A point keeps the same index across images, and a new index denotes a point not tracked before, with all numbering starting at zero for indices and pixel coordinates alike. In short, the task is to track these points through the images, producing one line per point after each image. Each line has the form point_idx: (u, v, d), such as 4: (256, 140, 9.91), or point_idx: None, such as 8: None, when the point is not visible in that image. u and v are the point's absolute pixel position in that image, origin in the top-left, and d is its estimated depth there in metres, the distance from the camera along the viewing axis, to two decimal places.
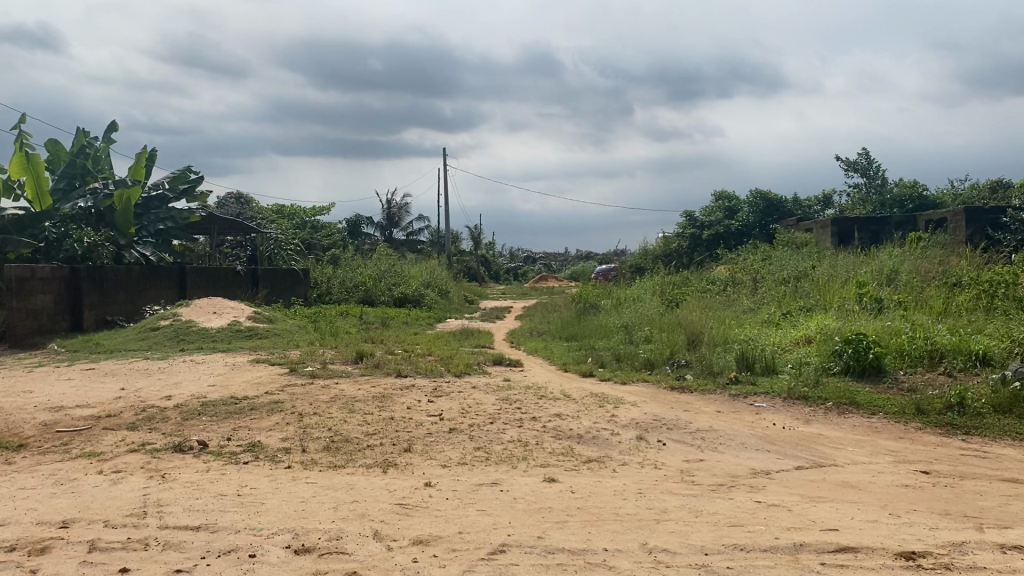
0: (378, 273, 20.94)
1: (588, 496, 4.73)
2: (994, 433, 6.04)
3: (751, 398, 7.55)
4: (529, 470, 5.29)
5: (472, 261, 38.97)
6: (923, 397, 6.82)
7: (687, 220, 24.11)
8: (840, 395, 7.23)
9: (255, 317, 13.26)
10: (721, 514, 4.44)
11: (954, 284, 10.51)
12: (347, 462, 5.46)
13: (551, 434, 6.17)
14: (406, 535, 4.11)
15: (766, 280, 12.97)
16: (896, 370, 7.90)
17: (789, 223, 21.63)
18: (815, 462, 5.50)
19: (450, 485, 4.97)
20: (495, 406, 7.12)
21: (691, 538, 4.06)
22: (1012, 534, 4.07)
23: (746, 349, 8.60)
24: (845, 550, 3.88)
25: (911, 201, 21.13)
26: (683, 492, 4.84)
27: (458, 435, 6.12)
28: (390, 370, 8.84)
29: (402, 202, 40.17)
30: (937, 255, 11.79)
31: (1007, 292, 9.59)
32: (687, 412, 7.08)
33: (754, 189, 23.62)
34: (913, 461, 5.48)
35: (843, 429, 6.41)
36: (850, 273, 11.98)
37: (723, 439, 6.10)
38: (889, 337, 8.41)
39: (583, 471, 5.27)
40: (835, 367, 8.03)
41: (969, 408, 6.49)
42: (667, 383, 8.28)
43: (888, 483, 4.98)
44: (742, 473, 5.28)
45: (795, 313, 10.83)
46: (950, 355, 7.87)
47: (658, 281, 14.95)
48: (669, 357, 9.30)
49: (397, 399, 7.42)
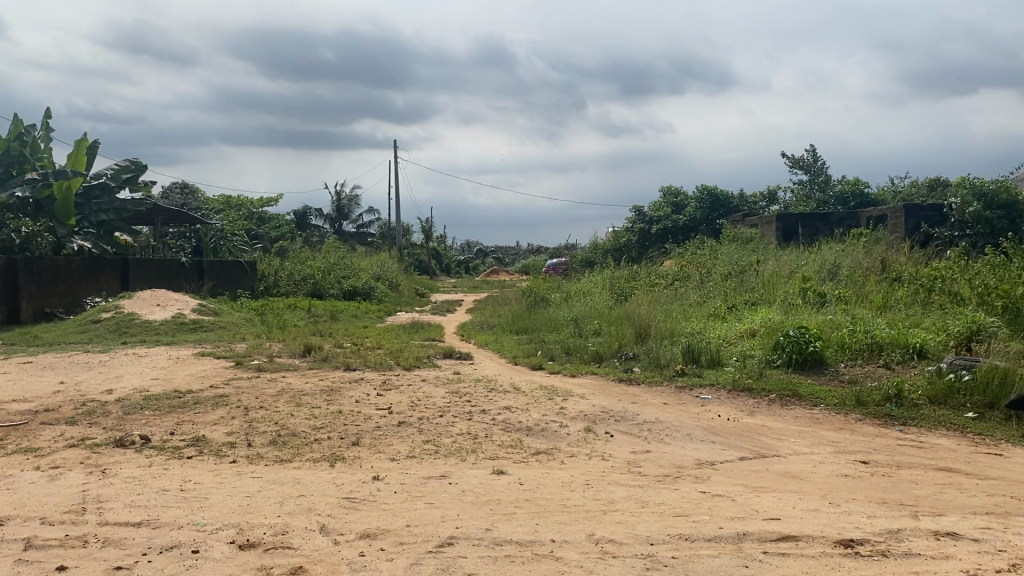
0: (327, 265, 20.84)
1: (535, 488, 4.76)
2: (930, 423, 6.23)
3: (697, 390, 7.65)
4: (478, 462, 5.29)
5: (422, 254, 38.89)
6: (862, 388, 6.98)
7: (636, 215, 24.33)
8: (784, 387, 7.36)
9: (200, 310, 13.01)
10: (666, 504, 4.50)
11: (894, 278, 10.77)
12: (294, 456, 5.41)
13: (500, 427, 6.17)
14: (353, 529, 4.09)
15: (712, 273, 13.18)
16: (838, 362, 8.07)
17: (735, 219, 21.96)
18: (758, 453, 5.61)
19: (398, 478, 4.95)
20: (445, 399, 7.10)
21: (636, 528, 4.11)
22: (945, 521, 4.20)
23: (692, 342, 8.70)
24: (786, 538, 3.96)
25: (852, 197, 21.59)
26: (630, 484, 4.89)
27: (406, 429, 6.09)
28: (338, 363, 8.77)
29: (351, 194, 39.85)
30: (878, 250, 12.07)
31: (944, 285, 9.82)
32: (634, 404, 7.14)
33: (701, 185, 23.96)
34: (852, 451, 5.62)
35: (786, 420, 6.54)
36: (792, 267, 12.23)
37: (669, 431, 6.17)
38: (830, 330, 8.57)
39: (531, 464, 5.28)
40: (778, 361, 8.15)
41: (906, 399, 6.69)
42: (615, 376, 8.33)
43: (828, 473, 5.10)
44: (687, 464, 5.36)
45: (741, 307, 11.03)
46: (888, 348, 8.08)
47: (607, 275, 15.09)
48: (618, 350, 9.39)
49: (345, 392, 7.35)
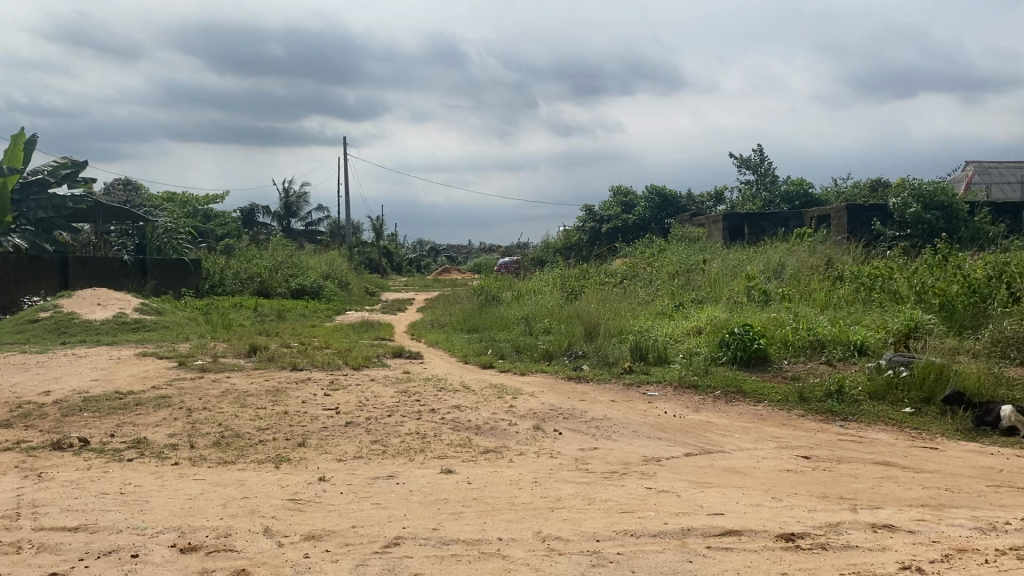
0: (274, 264, 20.45)
1: (483, 487, 4.75)
2: (869, 418, 6.38)
3: (644, 388, 7.71)
4: (426, 462, 5.26)
5: (373, 252, 38.60)
6: (804, 385, 7.12)
7: (587, 215, 24.48)
8: (729, 383, 7.47)
9: (142, 309, 12.73)
10: (612, 500, 4.53)
11: (836, 276, 11.00)
12: (238, 458, 5.32)
13: (449, 426, 6.15)
14: (298, 531, 4.04)
15: (661, 272, 13.32)
16: (780, 359, 8.21)
17: (683, 219, 22.20)
18: (703, 449, 5.68)
19: (344, 479, 4.90)
20: (393, 399, 7.04)
21: (583, 525, 4.13)
22: (882, 514, 4.30)
23: (639, 340, 8.77)
24: (729, 533, 4.02)
25: (797, 197, 22.00)
26: (577, 480, 4.91)
27: (353, 429, 6.03)
28: (285, 363, 8.64)
29: (300, 191, 39.35)
30: (821, 250, 12.31)
31: (884, 284, 10.06)
32: (583, 401, 7.18)
33: (650, 184, 24.19)
34: (795, 446, 5.72)
35: (730, 416, 6.63)
36: (738, 266, 12.41)
37: (616, 428, 6.21)
38: (774, 328, 8.70)
39: (480, 462, 5.28)
40: (722, 358, 8.26)
41: (846, 394, 6.83)
42: (564, 373, 8.37)
43: (771, 468, 5.19)
44: (634, 460, 5.41)
45: (688, 306, 11.15)
46: (830, 345, 8.25)
47: (558, 273, 15.13)
48: (568, 349, 9.43)
49: (291, 392, 7.26)
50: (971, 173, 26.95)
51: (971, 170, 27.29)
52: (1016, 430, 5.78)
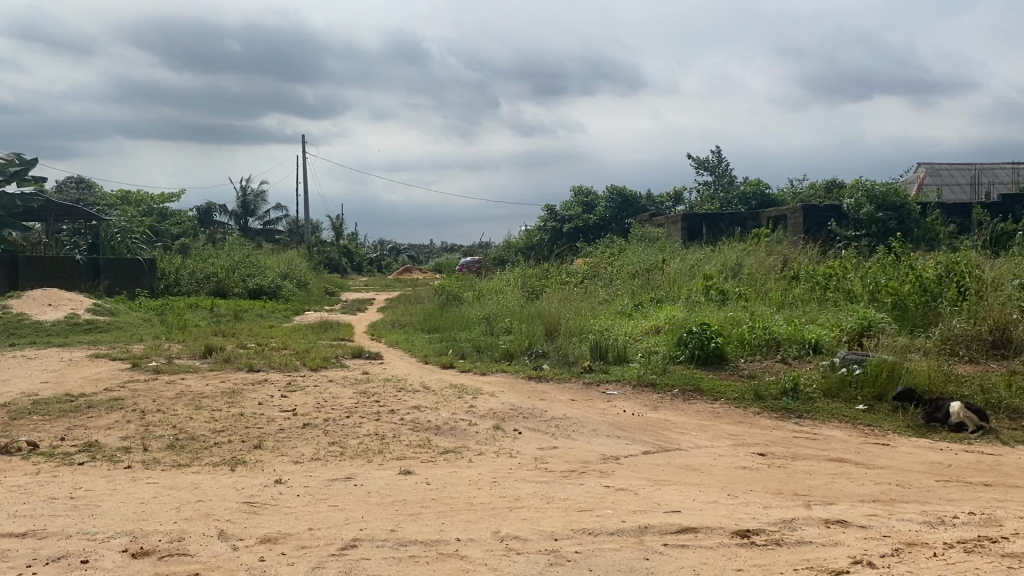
0: (230, 264, 20.19)
1: (442, 487, 4.73)
2: (823, 416, 6.48)
3: (603, 386, 7.75)
4: (384, 463, 5.22)
5: (333, 252, 38.28)
6: (760, 383, 7.22)
7: (548, 215, 24.53)
8: (686, 381, 7.54)
9: (95, 310, 12.48)
10: (571, 499, 4.55)
11: (791, 276, 11.16)
12: (192, 461, 5.24)
13: (409, 427, 6.12)
14: (253, 534, 3.98)
15: (621, 271, 13.40)
16: (737, 357, 8.31)
17: (643, 219, 22.37)
18: (661, 447, 5.72)
19: (301, 481, 4.85)
20: (352, 400, 6.98)
21: (541, 524, 4.13)
22: (835, 510, 4.37)
23: (599, 339, 8.81)
24: (686, 530, 4.05)
25: (754, 198, 22.28)
26: (536, 480, 4.92)
27: (311, 431, 5.97)
28: (241, 364, 8.52)
29: (259, 189, 38.91)
30: (778, 250, 12.48)
31: (838, 284, 10.23)
32: (542, 400, 7.19)
33: (611, 185, 24.33)
34: (751, 444, 5.79)
35: (688, 414, 6.69)
36: (696, 265, 12.52)
37: (576, 427, 6.23)
38: (731, 327, 8.80)
39: (439, 463, 5.26)
40: (681, 356, 8.33)
41: (801, 392, 6.93)
42: (524, 373, 8.38)
43: (727, 466, 5.24)
44: (593, 459, 5.43)
45: (647, 305, 11.23)
46: (785, 344, 8.38)
47: (518, 273, 15.13)
48: (528, 348, 9.44)
49: (247, 394, 7.17)
50: (923, 174, 27.55)
51: (922, 172, 27.88)
52: (965, 426, 5.92)
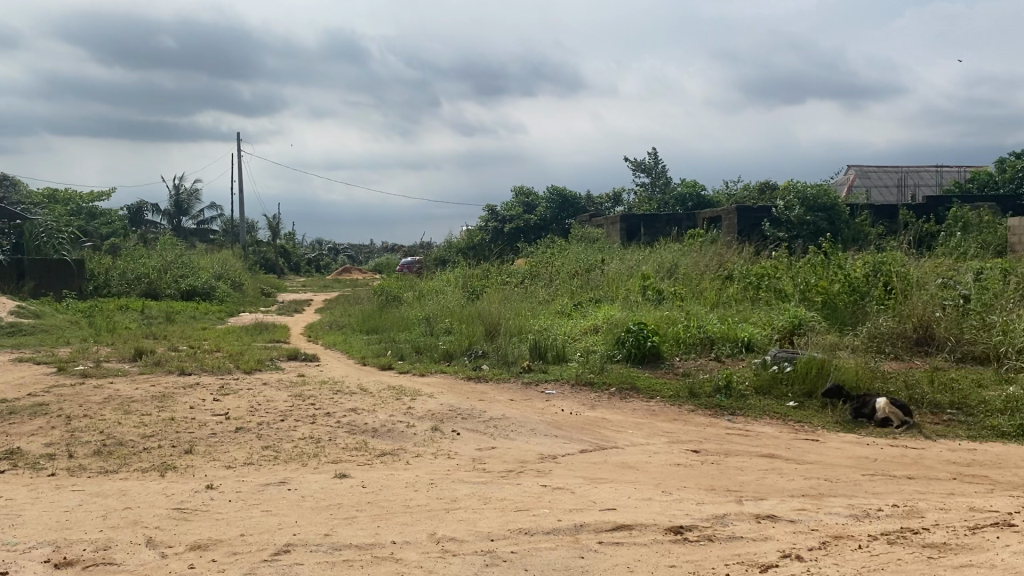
0: (163, 264, 19.72)
1: (378, 490, 4.69)
2: (755, 412, 6.62)
3: (542, 386, 7.79)
4: (319, 467, 5.16)
5: (270, 252, 37.66)
6: (695, 381, 7.33)
7: (489, 215, 24.51)
8: (623, 380, 7.62)
9: (19, 313, 12.06)
10: (508, 499, 4.55)
11: (726, 275, 11.37)
12: (120, 467, 5.09)
13: (345, 429, 6.05)
14: (183, 541, 3.89)
15: (560, 272, 13.48)
16: (672, 356, 8.43)
17: (583, 219, 22.57)
18: (597, 445, 5.77)
19: (233, 486, 4.76)
20: (287, 403, 6.88)
21: (478, 525, 4.13)
22: (766, 505, 4.47)
23: (538, 339, 8.85)
24: (621, 528, 4.09)
25: (690, 199, 22.64)
26: (473, 480, 4.92)
27: (245, 434, 5.87)
28: (173, 367, 8.33)
29: (193, 188, 38.08)
30: (713, 250, 12.71)
31: (769, 283, 10.48)
32: (481, 401, 7.19)
33: (551, 185, 24.51)
34: (685, 441, 5.88)
35: (625, 413, 6.76)
36: (634, 265, 12.68)
37: (514, 426, 6.25)
38: (667, 326, 8.92)
39: (375, 465, 5.21)
40: (618, 355, 8.41)
41: (734, 390, 7.06)
42: (463, 374, 8.37)
43: (662, 463, 5.31)
44: (531, 458, 5.45)
45: (587, 305, 11.32)
46: (719, 342, 8.53)
47: (459, 273, 15.11)
48: (468, 349, 9.43)
49: (179, 397, 7.01)
50: (852, 177, 28.32)
51: (852, 175, 28.66)
52: (890, 421, 6.11)
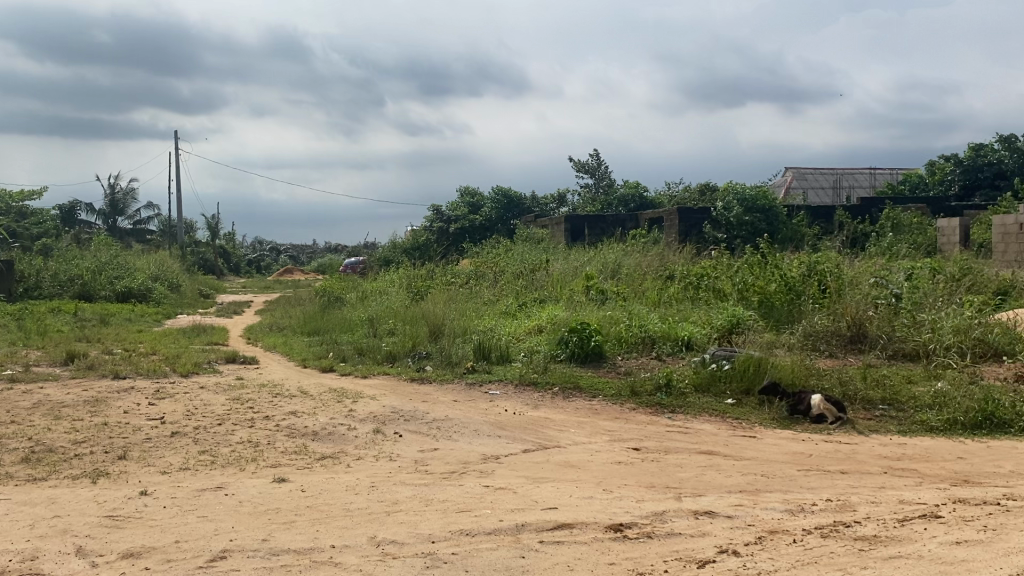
0: (97, 266, 19.22)
1: (318, 494, 4.64)
2: (694, 410, 6.71)
3: (486, 386, 7.79)
4: (258, 471, 5.08)
5: (209, 252, 36.91)
6: (636, 379, 7.41)
7: (434, 215, 24.39)
8: (566, 379, 7.66)
9: None
10: (449, 501, 4.54)
11: (668, 276, 11.52)
12: (49, 474, 4.94)
13: (284, 433, 5.97)
14: (115, 549, 3.79)
15: (505, 272, 13.49)
16: (615, 355, 8.51)
17: (528, 220, 22.65)
18: (540, 445, 5.79)
19: (169, 492, 4.65)
20: (225, 407, 6.75)
21: (419, 527, 4.11)
22: (705, 501, 4.53)
23: (482, 339, 8.84)
24: (562, 527, 4.11)
25: (632, 201, 22.92)
26: (415, 482, 4.89)
27: (181, 439, 5.74)
28: (106, 371, 8.10)
29: (128, 187, 37.15)
30: (655, 251, 12.86)
31: (708, 283, 10.66)
32: (424, 402, 7.15)
33: (496, 186, 24.57)
34: (626, 439, 5.93)
35: (567, 412, 6.80)
36: (578, 265, 12.76)
37: (457, 427, 6.23)
38: (609, 326, 9.00)
39: (315, 469, 5.15)
40: (561, 355, 8.44)
41: (674, 388, 7.15)
42: (406, 375, 8.32)
43: (604, 461, 5.35)
44: (473, 459, 5.44)
45: (531, 305, 11.36)
46: (660, 341, 8.64)
47: (403, 273, 15.03)
48: (411, 350, 9.38)
49: (112, 402, 6.83)
50: (790, 179, 28.96)
51: (790, 177, 29.31)
52: (825, 417, 6.26)
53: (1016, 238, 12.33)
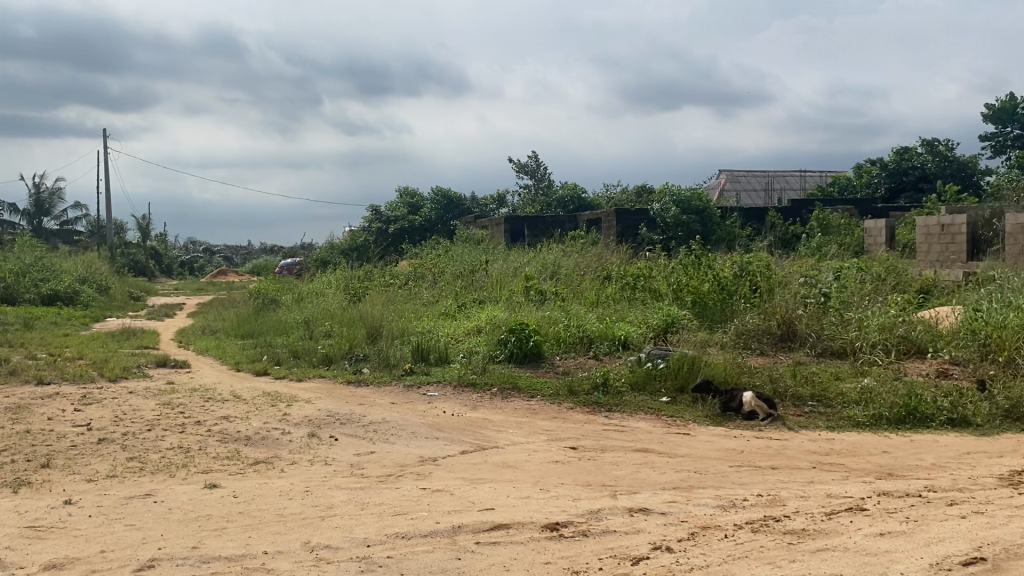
0: (21, 268, 18.63)
1: (250, 500, 4.56)
2: (631, 409, 6.79)
3: (424, 388, 7.75)
4: (188, 477, 4.97)
5: (140, 253, 35.93)
6: (574, 379, 7.46)
7: (372, 215, 24.20)
8: (504, 380, 7.67)
9: None
10: (385, 504, 4.50)
11: (606, 277, 11.62)
12: None
13: (216, 438, 5.85)
14: (36, 561, 3.67)
15: (444, 273, 13.45)
16: (553, 355, 8.56)
17: (468, 220, 22.61)
18: (477, 446, 5.79)
19: (94, 500, 4.52)
20: (155, 412, 6.58)
21: (354, 531, 4.07)
22: (639, 498, 4.59)
23: (419, 341, 8.80)
24: (498, 527, 4.12)
25: (571, 202, 23.09)
26: (350, 486, 4.84)
27: (108, 446, 5.58)
28: (29, 376, 7.82)
29: (54, 187, 35.97)
30: (593, 252, 12.98)
31: (645, 283, 10.80)
32: (361, 405, 7.08)
33: (436, 186, 24.52)
34: (563, 438, 5.97)
35: (506, 412, 6.81)
36: (518, 266, 12.79)
37: (393, 430, 6.19)
38: (547, 326, 9.04)
39: (248, 474, 5.06)
40: (500, 356, 8.44)
41: (610, 387, 7.23)
42: (342, 378, 8.22)
43: (541, 461, 5.38)
44: (410, 462, 5.41)
45: (470, 306, 11.34)
46: (597, 341, 8.72)
47: (340, 275, 14.86)
48: (348, 352, 9.30)
49: (35, 409, 6.60)
50: (725, 181, 29.51)
51: (724, 179, 29.85)
52: (756, 414, 6.39)
53: (938, 238, 12.77)
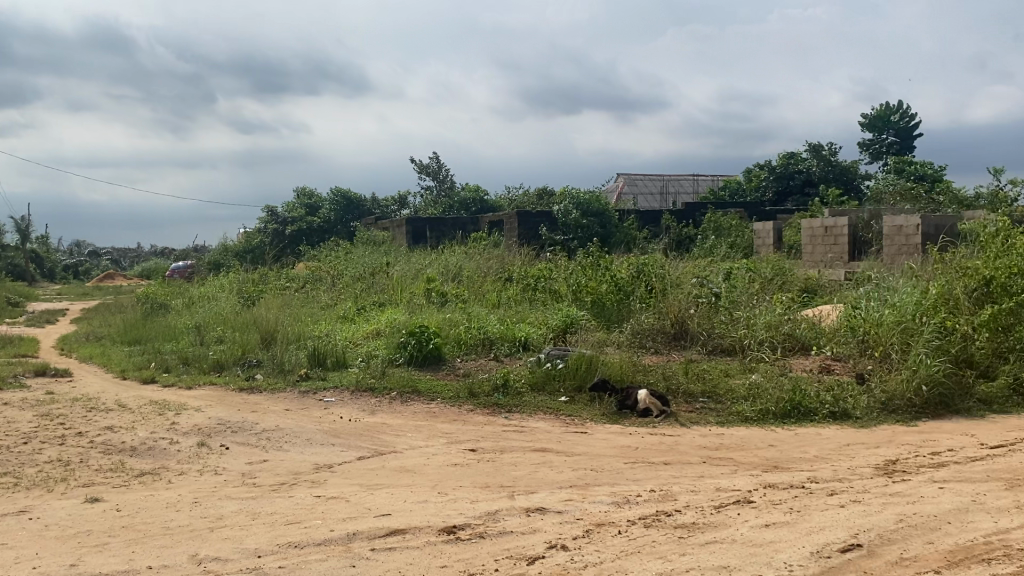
0: None
1: (135, 513, 4.38)
2: (529, 409, 6.84)
3: (321, 394, 7.61)
4: (68, 492, 4.74)
5: (18, 257, 33.96)
6: (473, 381, 7.46)
7: (269, 215, 23.62)
8: (404, 383, 7.60)
9: None
10: (278, 513, 4.40)
11: (506, 278, 11.69)
12: None
13: (99, 450, 5.59)
14: None
15: (342, 276, 13.24)
16: (453, 357, 8.56)
17: (369, 222, 22.31)
18: (375, 451, 5.73)
19: None
20: (31, 424, 6.24)
21: (244, 542, 3.96)
22: (536, 498, 4.63)
23: (316, 345, 8.64)
24: (394, 533, 4.08)
25: (473, 203, 23.14)
26: (242, 496, 4.71)
27: None
28: None
29: None
30: (493, 253, 13.04)
31: (545, 284, 10.93)
32: (254, 412, 6.90)
33: (335, 187, 24.13)
34: (462, 441, 5.97)
35: (405, 416, 6.75)
36: (418, 268, 12.71)
37: (288, 437, 6.06)
38: (448, 327, 9.04)
39: (133, 487, 4.86)
40: (400, 359, 8.37)
41: (510, 388, 7.27)
42: (235, 385, 7.99)
43: (439, 464, 5.36)
44: (305, 469, 5.30)
45: (370, 309, 11.22)
46: (498, 342, 8.79)
47: (233, 278, 14.43)
48: (241, 358, 9.06)
49: None
50: (622, 184, 30.10)
51: (621, 182, 30.42)
52: (650, 411, 6.54)
53: (822, 239, 13.36)
